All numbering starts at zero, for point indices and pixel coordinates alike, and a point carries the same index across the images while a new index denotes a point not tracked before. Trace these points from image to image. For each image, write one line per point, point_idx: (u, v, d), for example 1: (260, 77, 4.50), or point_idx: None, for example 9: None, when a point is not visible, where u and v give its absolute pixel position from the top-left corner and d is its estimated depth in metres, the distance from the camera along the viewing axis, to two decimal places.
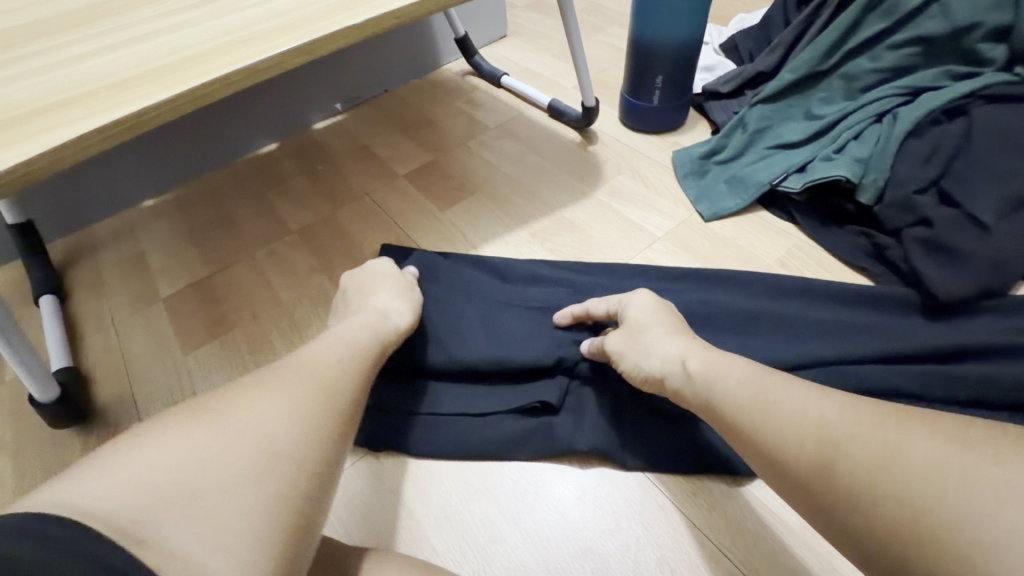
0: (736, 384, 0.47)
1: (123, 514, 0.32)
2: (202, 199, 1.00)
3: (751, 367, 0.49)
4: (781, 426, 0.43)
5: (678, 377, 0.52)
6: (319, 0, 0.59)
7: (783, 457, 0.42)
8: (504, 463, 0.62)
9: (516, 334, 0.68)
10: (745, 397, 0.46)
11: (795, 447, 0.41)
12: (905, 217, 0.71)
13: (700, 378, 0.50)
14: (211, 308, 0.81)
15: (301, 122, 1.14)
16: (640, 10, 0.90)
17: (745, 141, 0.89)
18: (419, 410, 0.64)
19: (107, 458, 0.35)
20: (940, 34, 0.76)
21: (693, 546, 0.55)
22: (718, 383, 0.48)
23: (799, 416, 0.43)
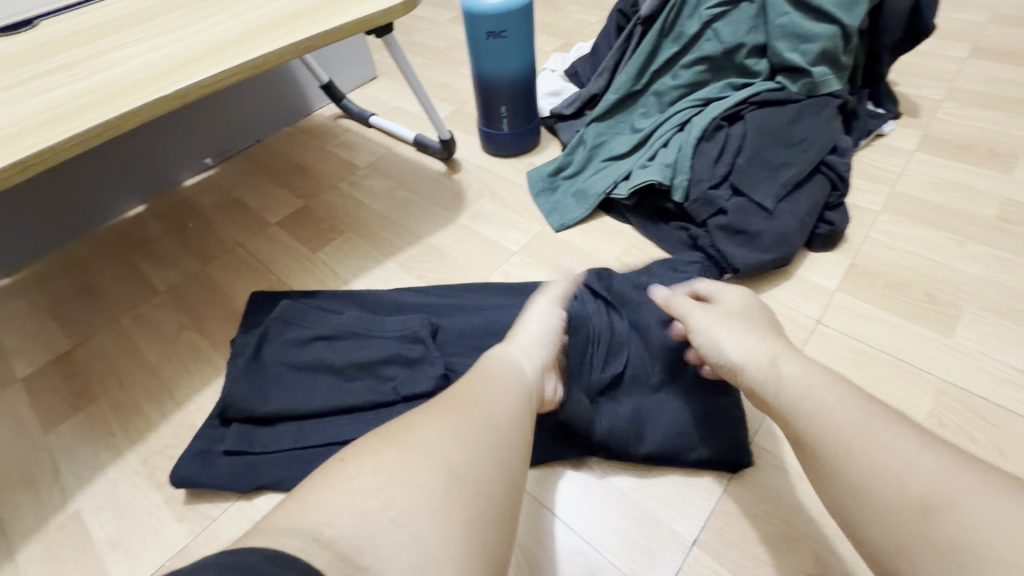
0: (835, 403, 0.46)
1: (344, 535, 0.34)
2: (65, 271, 0.98)
3: (855, 395, 0.46)
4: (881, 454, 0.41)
5: (772, 379, 0.51)
6: (133, 76, 0.63)
7: (839, 464, 0.43)
8: None
9: (355, 379, 0.71)
10: (843, 416, 0.45)
11: (871, 476, 0.41)
12: (707, 210, 0.82)
13: (789, 378, 0.50)
14: (73, 381, 0.80)
15: (170, 180, 1.14)
16: (475, 51, 0.98)
17: (585, 157, 0.99)
18: (287, 446, 0.66)
19: (330, 484, 0.38)
20: (717, 53, 0.90)
21: (540, 523, 0.60)
22: (801, 398, 0.48)
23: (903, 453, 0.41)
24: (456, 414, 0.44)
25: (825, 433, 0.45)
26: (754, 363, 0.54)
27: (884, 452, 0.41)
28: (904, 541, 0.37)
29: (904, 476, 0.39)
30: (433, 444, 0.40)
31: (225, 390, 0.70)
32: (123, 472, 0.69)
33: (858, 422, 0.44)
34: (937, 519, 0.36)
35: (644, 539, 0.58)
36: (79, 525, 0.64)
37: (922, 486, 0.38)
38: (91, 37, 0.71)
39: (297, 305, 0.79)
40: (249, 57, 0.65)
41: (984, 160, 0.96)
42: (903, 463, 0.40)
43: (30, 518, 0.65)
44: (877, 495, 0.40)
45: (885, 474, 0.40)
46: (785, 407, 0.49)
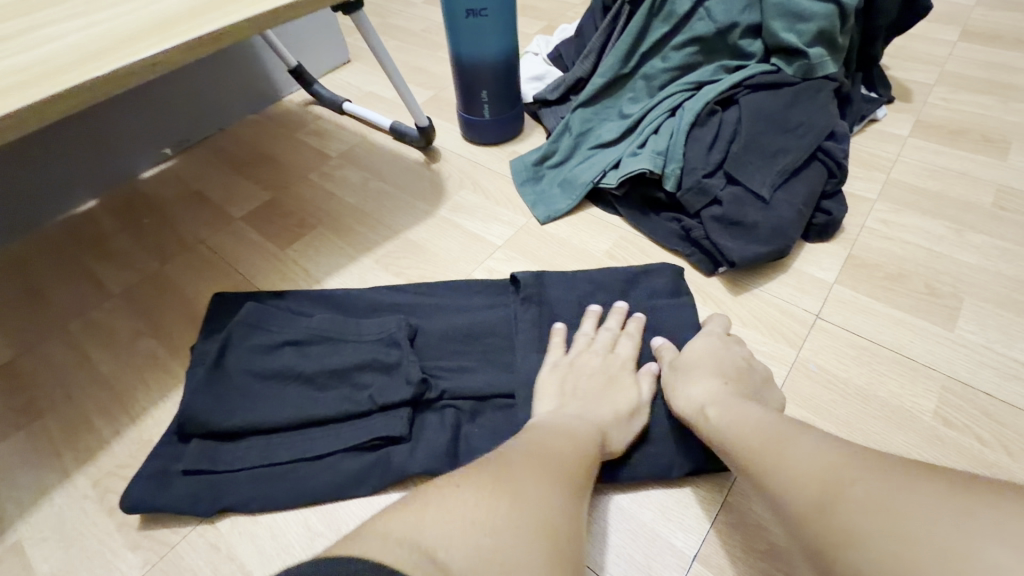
0: (755, 429, 0.47)
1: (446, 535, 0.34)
2: (7, 273, 0.90)
3: (776, 417, 0.48)
4: (797, 463, 0.41)
5: (707, 428, 0.52)
6: (61, 55, 0.55)
7: (772, 484, 0.42)
8: (346, 501, 0.60)
9: (327, 386, 0.65)
10: (764, 437, 0.46)
11: (793, 485, 0.40)
12: (700, 199, 0.77)
13: (721, 420, 0.51)
14: (16, 395, 0.72)
15: (125, 172, 1.06)
16: (453, 32, 0.92)
17: (571, 144, 0.94)
18: (252, 463, 0.60)
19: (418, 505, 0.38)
20: (709, 34, 0.86)
21: None
22: (732, 430, 0.49)
23: (819, 458, 0.41)
24: (538, 455, 0.46)
25: (753, 454, 0.45)
26: (691, 413, 0.55)
27: (797, 456, 0.42)
28: (819, 541, 0.36)
29: (806, 475, 0.40)
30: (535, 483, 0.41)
31: (183, 403, 0.63)
32: (71, 497, 0.62)
33: (771, 442, 0.45)
34: (837, 506, 0.36)
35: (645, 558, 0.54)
36: (20, 558, 0.58)
37: (820, 484, 0.39)
38: (20, 10, 0.63)
39: (266, 307, 0.72)
40: (199, 32, 0.58)
41: (978, 145, 0.94)
42: (807, 463, 0.41)
43: None
44: (792, 499, 0.40)
45: (795, 480, 0.40)
46: (722, 444, 0.50)
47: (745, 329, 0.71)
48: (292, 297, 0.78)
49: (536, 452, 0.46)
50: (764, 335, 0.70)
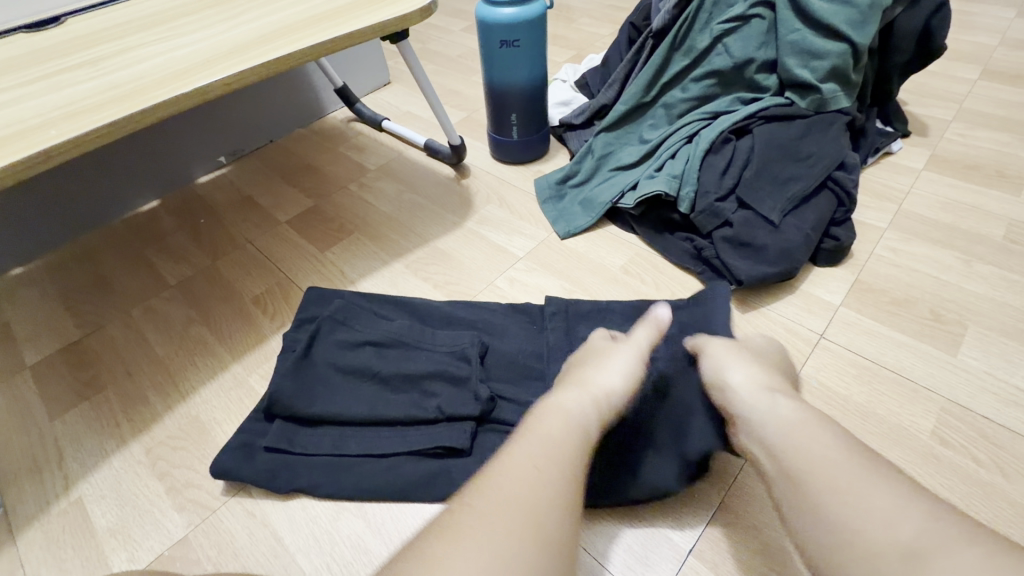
0: (823, 449, 0.45)
1: None
2: (78, 262, 1.00)
3: (846, 439, 0.46)
4: (875, 506, 0.40)
5: (763, 427, 0.51)
6: (153, 74, 0.64)
7: (838, 514, 0.40)
8: (405, 504, 0.64)
9: (397, 391, 0.70)
10: (839, 460, 0.44)
11: (875, 526, 0.39)
12: (713, 221, 0.82)
13: (785, 429, 0.49)
14: (81, 371, 0.81)
15: (185, 177, 1.16)
16: (488, 60, 1.00)
17: (593, 166, 1.01)
18: (321, 452, 0.66)
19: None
20: (726, 68, 0.91)
21: None
22: (796, 442, 0.47)
23: (902, 511, 0.39)
24: (504, 487, 0.42)
25: (816, 480, 0.43)
26: (749, 405, 0.53)
27: (864, 493, 0.41)
28: None
29: (896, 520, 0.38)
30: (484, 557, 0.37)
31: (273, 384, 0.70)
32: (127, 462, 0.69)
33: (850, 465, 0.43)
34: (931, 569, 0.35)
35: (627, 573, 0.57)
36: (80, 511, 0.65)
37: (914, 534, 0.37)
38: (117, 34, 0.74)
39: (353, 305, 0.80)
40: (268, 57, 0.67)
41: (992, 180, 0.96)
42: (892, 509, 0.39)
43: (34, 502, 0.66)
44: (866, 537, 0.38)
45: (876, 519, 0.39)
46: (776, 451, 0.48)
47: (750, 344, 0.74)
48: (352, 296, 0.84)
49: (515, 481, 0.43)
50: None
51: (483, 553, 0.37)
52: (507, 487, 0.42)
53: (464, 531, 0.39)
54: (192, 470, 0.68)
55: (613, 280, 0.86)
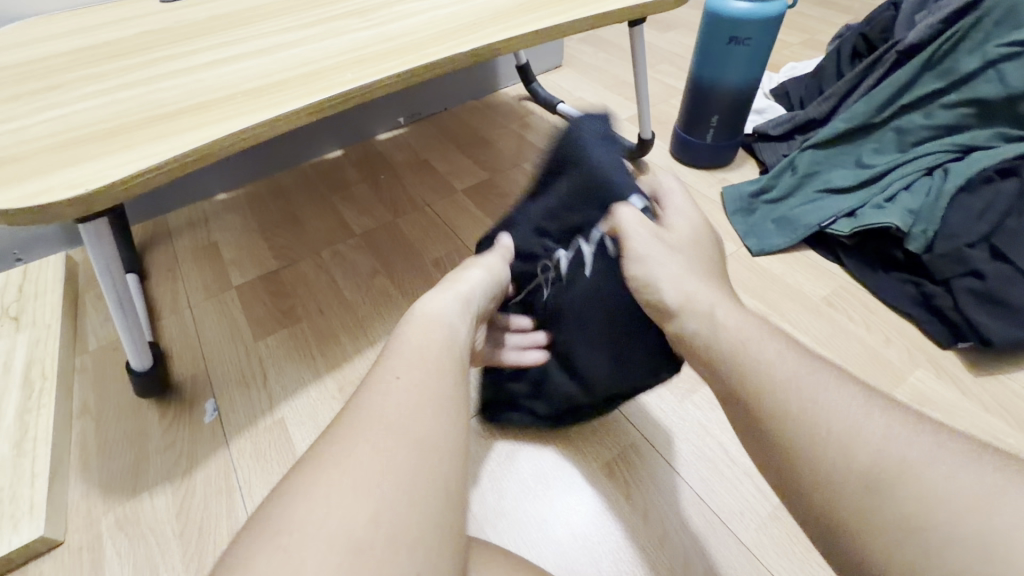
0: (774, 365, 0.39)
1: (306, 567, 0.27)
2: (271, 197, 1.07)
3: (792, 355, 0.40)
4: (834, 425, 0.34)
5: (699, 328, 0.45)
6: (423, 30, 0.66)
7: (811, 442, 0.34)
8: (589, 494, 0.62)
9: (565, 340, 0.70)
10: (783, 376, 0.38)
11: (840, 456, 0.33)
12: (955, 268, 0.73)
13: (724, 330, 0.44)
14: (280, 300, 0.86)
15: (367, 132, 1.21)
16: (702, 56, 0.95)
17: (795, 183, 0.93)
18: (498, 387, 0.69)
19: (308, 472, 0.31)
20: (996, 98, 0.80)
21: (732, 550, 0.57)
22: (732, 357, 0.42)
23: (855, 427, 0.34)
24: (411, 365, 0.38)
25: (784, 406, 0.37)
26: (675, 301, 0.47)
27: (809, 403, 0.36)
28: (862, 518, 0.31)
29: (853, 444, 0.33)
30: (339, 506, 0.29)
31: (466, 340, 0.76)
32: (322, 394, 0.73)
33: (794, 384, 0.38)
34: (894, 495, 0.30)
35: (534, 509, 0.62)
36: (283, 432, 0.69)
37: (872, 458, 0.32)
38: None
39: None
40: (533, 26, 0.66)
41: None
42: (850, 430, 0.34)
43: (244, 413, 0.71)
44: (834, 464, 0.33)
45: (844, 445, 0.33)
46: (721, 360, 0.42)
47: (987, 414, 0.66)
48: None
49: (411, 362, 0.38)
50: (1011, 426, 0.64)
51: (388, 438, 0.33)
52: (409, 368, 0.38)
53: (365, 424, 0.33)
54: None
55: (815, 312, 0.78)
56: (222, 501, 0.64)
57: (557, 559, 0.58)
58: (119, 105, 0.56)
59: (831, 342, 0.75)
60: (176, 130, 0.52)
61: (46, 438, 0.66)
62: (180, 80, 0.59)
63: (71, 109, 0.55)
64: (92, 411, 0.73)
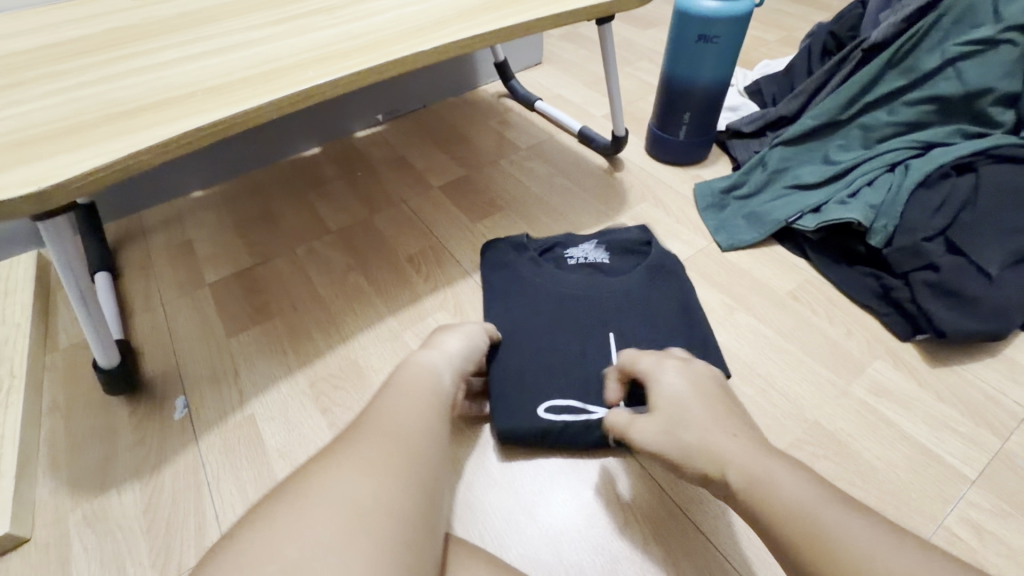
0: (780, 491, 0.43)
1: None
2: (247, 195, 1.07)
3: (798, 475, 0.44)
4: (842, 545, 0.38)
5: (712, 474, 0.48)
6: (389, 28, 0.66)
7: (822, 557, 0.38)
8: (558, 492, 0.63)
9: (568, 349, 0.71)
10: (795, 503, 0.42)
11: (851, 573, 0.37)
12: (914, 261, 0.75)
13: (736, 474, 0.46)
14: (253, 297, 0.87)
15: (344, 129, 1.21)
16: (674, 53, 0.96)
17: (764, 179, 0.94)
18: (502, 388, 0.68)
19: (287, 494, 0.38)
20: (954, 95, 0.82)
21: (695, 550, 0.58)
22: (746, 483, 0.45)
23: (865, 545, 0.37)
24: (389, 417, 0.45)
25: (773, 507, 0.43)
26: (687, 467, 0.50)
27: (805, 503, 0.42)
28: None
29: (865, 554, 0.37)
30: (358, 485, 0.38)
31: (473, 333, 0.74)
32: (293, 390, 0.74)
33: (807, 505, 0.41)
34: None
35: (501, 501, 0.62)
36: (253, 428, 0.70)
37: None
38: None
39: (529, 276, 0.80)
40: (499, 24, 0.67)
41: None
42: (858, 546, 0.38)
43: (214, 411, 0.72)
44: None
45: (851, 559, 0.37)
46: (732, 483, 0.46)
47: (941, 404, 0.67)
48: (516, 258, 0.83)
49: (391, 413, 0.46)
50: (964, 415, 0.66)
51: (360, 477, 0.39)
52: (387, 420, 0.45)
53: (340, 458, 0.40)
54: (351, 410, 0.71)
55: (781, 306, 0.80)
56: (191, 497, 0.64)
57: (524, 557, 0.58)
58: (79, 103, 0.56)
59: (796, 335, 0.76)
60: (135, 128, 0.52)
61: (13, 436, 0.66)
62: (142, 77, 0.59)
63: (31, 107, 0.55)
64: (61, 409, 0.73)
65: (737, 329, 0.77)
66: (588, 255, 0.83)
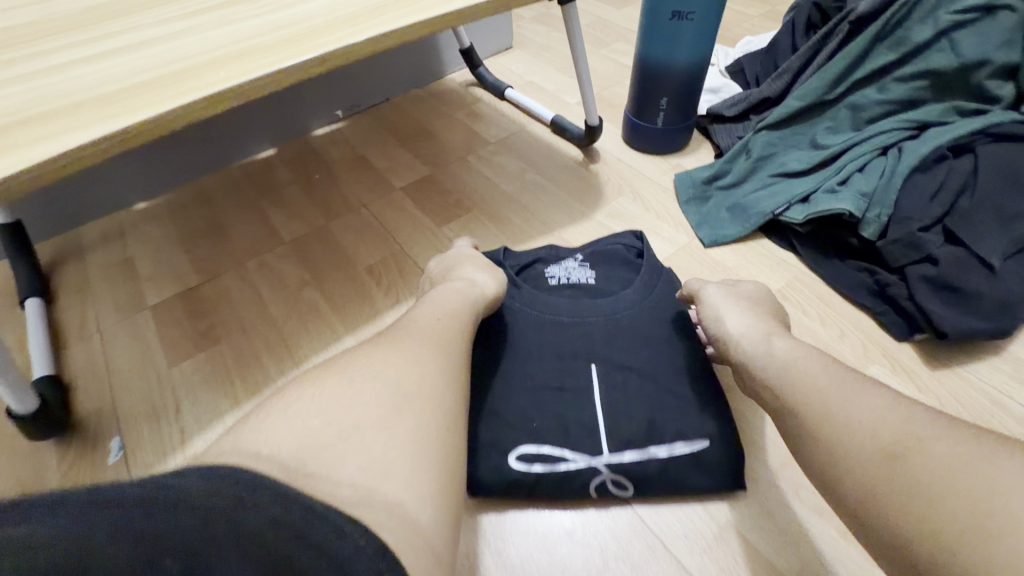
0: (810, 371, 0.48)
1: (284, 454, 0.35)
2: (196, 204, 1.00)
3: (830, 364, 0.48)
4: (855, 420, 0.42)
5: (760, 351, 0.53)
6: (318, 16, 0.58)
7: (837, 443, 0.42)
8: (529, 532, 0.56)
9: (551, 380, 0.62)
10: (823, 380, 0.46)
11: (860, 438, 0.41)
12: (910, 254, 0.69)
13: (780, 356, 0.51)
14: (198, 319, 0.80)
15: (302, 128, 1.13)
16: (647, 33, 0.88)
17: (748, 168, 0.87)
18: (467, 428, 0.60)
19: (283, 407, 0.40)
20: (949, 69, 0.76)
21: None
22: (787, 370, 0.49)
23: (876, 419, 0.41)
24: (418, 332, 0.51)
25: (791, 387, 0.48)
26: (752, 342, 0.55)
27: (823, 384, 0.46)
28: (874, 492, 0.38)
29: (874, 426, 0.41)
30: (391, 373, 0.44)
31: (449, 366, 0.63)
32: None
33: (832, 384, 0.46)
34: (903, 461, 0.38)
35: (465, 544, 0.56)
36: None
37: (889, 434, 0.40)
38: None
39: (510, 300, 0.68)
40: (443, 9, 0.60)
41: None
42: (872, 422, 0.41)
43: (152, 451, 0.65)
44: (851, 445, 0.41)
45: (857, 428, 0.41)
46: (766, 376, 0.51)
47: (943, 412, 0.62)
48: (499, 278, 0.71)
49: (419, 330, 0.52)
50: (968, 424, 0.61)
51: (389, 380, 0.43)
52: (414, 331, 0.51)
53: (370, 360, 0.45)
54: None
55: None
56: None
57: None
58: None
59: None
60: (11, 147, 0.45)
61: None
62: (28, 85, 0.51)
63: None
64: None
65: None
66: (569, 274, 0.73)
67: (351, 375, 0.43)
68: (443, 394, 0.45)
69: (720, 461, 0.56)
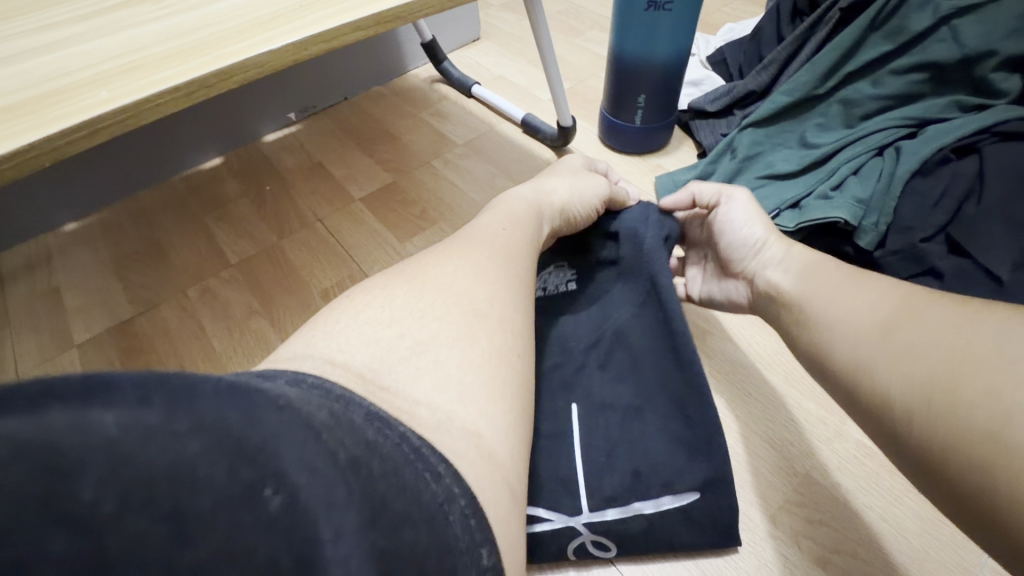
0: (820, 274, 0.49)
1: (362, 363, 0.33)
2: (132, 223, 0.90)
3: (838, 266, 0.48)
4: (853, 309, 0.42)
5: (777, 259, 0.54)
6: (230, 19, 0.49)
7: (837, 331, 0.42)
8: None
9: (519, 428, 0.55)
10: (829, 277, 0.47)
11: (858, 319, 0.41)
12: (911, 267, 0.64)
13: (798, 259, 0.52)
14: (132, 358, 0.72)
15: (251, 133, 1.03)
16: (621, 24, 0.81)
17: (734, 169, 0.80)
18: None
19: (338, 315, 0.38)
20: (950, 61, 0.70)
21: None
22: (806, 272, 0.50)
23: (872, 303, 0.41)
24: (481, 232, 0.47)
25: (798, 290, 0.49)
26: (764, 248, 0.55)
27: (827, 284, 0.47)
28: (871, 364, 0.38)
29: (871, 307, 0.41)
30: (455, 276, 0.41)
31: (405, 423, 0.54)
32: None
33: (833, 285, 0.46)
34: (898, 330, 0.38)
35: None
36: None
37: (888, 308, 0.40)
38: None
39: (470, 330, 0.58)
40: (379, 5, 0.52)
41: None
42: (871, 305, 0.41)
43: None
44: (852, 325, 0.41)
45: (857, 312, 0.42)
46: (785, 283, 0.51)
47: None
48: None
49: (480, 231, 0.47)
50: None
51: (464, 276, 0.41)
52: (478, 235, 0.46)
53: (426, 266, 0.41)
54: None
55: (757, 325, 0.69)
56: None
57: None
58: None
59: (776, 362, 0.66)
60: None
61: None
62: None
63: None
64: None
65: (715, 360, 0.67)
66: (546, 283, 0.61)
67: (419, 285, 0.40)
68: (509, 305, 0.41)
69: (710, 514, 0.51)
